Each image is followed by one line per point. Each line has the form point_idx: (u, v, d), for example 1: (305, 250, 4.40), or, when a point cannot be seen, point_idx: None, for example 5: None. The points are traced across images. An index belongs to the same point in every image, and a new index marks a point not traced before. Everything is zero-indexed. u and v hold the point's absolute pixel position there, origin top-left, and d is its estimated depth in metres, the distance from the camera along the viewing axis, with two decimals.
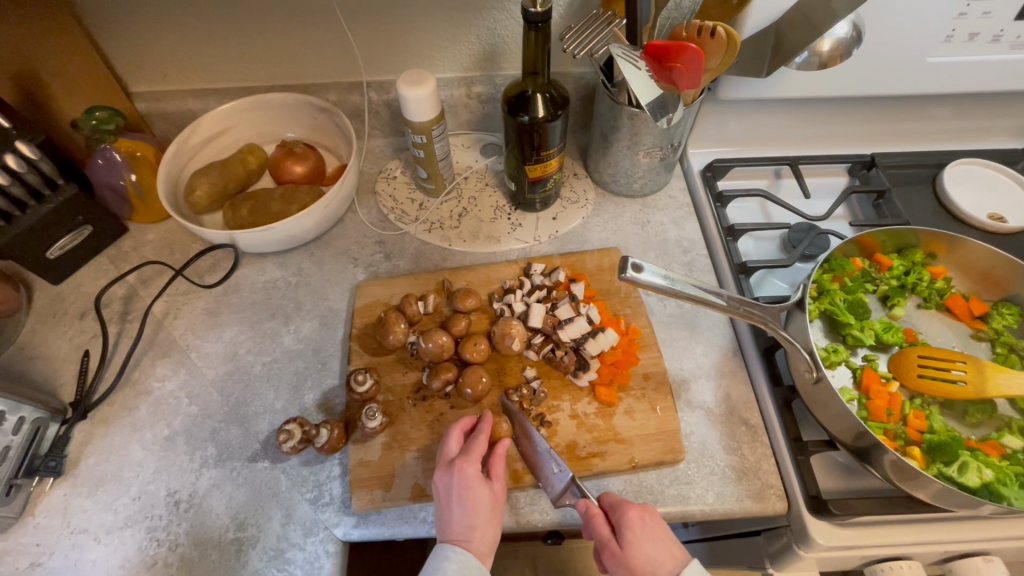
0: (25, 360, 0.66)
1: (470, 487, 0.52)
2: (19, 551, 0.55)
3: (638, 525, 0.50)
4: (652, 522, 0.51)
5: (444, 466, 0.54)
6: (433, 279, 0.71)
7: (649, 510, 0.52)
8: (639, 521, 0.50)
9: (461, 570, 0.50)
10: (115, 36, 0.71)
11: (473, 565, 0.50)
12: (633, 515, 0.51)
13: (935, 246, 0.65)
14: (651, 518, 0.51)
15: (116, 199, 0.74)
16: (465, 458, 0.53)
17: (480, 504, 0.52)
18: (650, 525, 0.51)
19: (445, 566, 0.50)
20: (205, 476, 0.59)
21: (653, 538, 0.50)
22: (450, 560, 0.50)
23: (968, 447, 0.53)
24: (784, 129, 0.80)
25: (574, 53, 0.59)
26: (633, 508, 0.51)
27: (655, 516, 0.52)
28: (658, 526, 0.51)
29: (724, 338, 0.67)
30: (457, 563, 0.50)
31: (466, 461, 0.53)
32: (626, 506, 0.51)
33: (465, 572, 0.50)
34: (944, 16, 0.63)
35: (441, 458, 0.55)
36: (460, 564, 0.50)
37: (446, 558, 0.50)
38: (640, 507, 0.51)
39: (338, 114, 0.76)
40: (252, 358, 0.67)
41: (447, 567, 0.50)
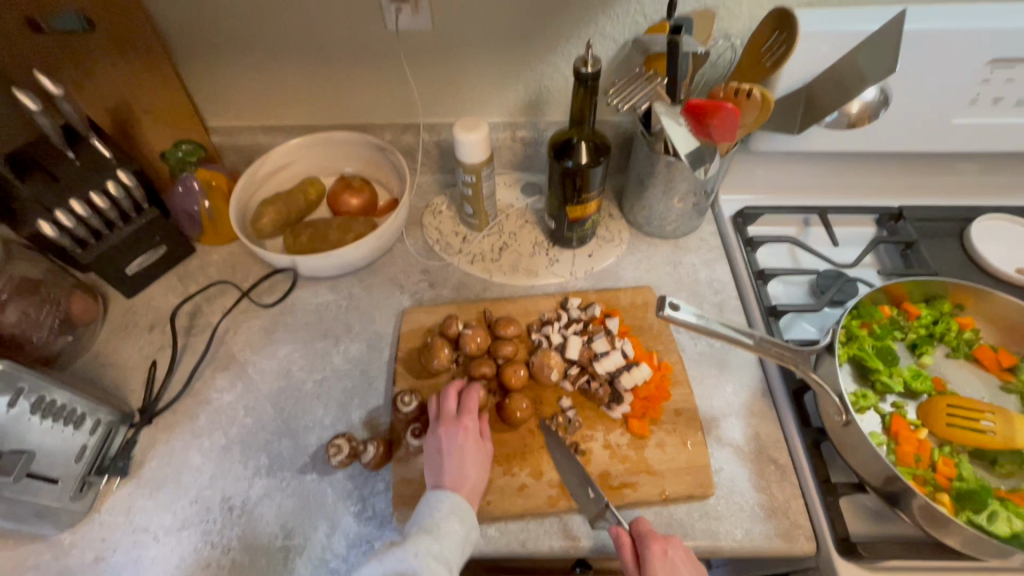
0: (99, 366, 0.72)
1: (467, 438, 0.59)
2: (87, 545, 0.59)
3: (660, 559, 0.52)
4: (675, 556, 0.53)
5: (445, 422, 0.61)
6: (475, 308, 0.75)
7: (673, 545, 0.53)
8: (660, 554, 0.52)
9: (454, 508, 0.54)
10: (201, 78, 0.80)
11: (464, 506, 0.55)
12: (655, 547, 0.52)
13: (963, 298, 0.67)
14: (674, 552, 0.53)
15: (189, 222, 0.80)
16: (465, 415, 0.61)
17: (473, 452, 0.59)
18: (673, 559, 0.52)
19: (439, 505, 0.55)
20: (257, 484, 0.63)
21: (674, 573, 0.51)
22: (444, 500, 0.55)
23: (998, 497, 0.54)
24: (812, 180, 0.84)
25: (619, 105, 0.64)
26: (657, 542, 0.53)
27: (680, 550, 0.53)
28: (680, 559, 0.53)
29: (753, 378, 0.69)
30: (451, 503, 0.55)
31: (467, 416, 0.61)
32: (651, 539, 0.53)
33: (458, 509, 0.55)
34: (968, 80, 0.66)
35: (443, 415, 0.62)
36: (453, 503, 0.55)
37: (439, 498, 0.55)
38: (664, 541, 0.53)
39: (394, 153, 0.82)
40: (304, 375, 0.71)
41: (442, 505, 0.55)
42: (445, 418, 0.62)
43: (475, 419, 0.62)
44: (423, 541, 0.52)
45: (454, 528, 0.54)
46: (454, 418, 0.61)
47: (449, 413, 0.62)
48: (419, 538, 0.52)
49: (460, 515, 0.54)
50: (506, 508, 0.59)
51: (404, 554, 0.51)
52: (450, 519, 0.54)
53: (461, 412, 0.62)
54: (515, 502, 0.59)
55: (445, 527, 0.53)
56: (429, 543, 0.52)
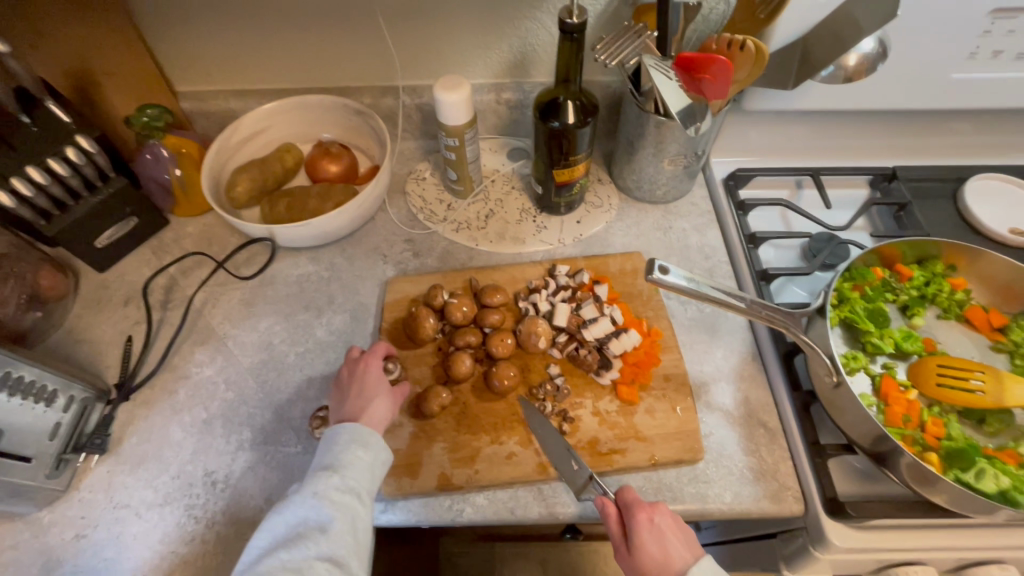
0: (72, 343, 0.69)
1: (366, 369, 0.60)
2: (66, 522, 0.58)
3: (646, 527, 0.51)
4: (662, 523, 0.51)
5: (348, 360, 0.62)
6: (461, 277, 0.73)
7: (660, 512, 0.52)
8: (646, 522, 0.51)
9: (353, 437, 0.54)
10: (165, 37, 0.75)
11: (364, 432, 0.55)
12: (641, 517, 0.52)
13: (956, 258, 0.66)
14: (662, 519, 0.52)
15: (160, 192, 0.77)
16: (373, 353, 0.62)
17: (377, 382, 0.59)
18: (660, 527, 0.51)
19: (338, 438, 0.54)
20: (240, 458, 0.61)
21: (661, 540, 0.51)
22: (341, 431, 0.55)
23: (986, 455, 0.54)
24: (806, 140, 0.82)
25: (607, 63, 0.61)
26: (643, 510, 0.52)
27: (668, 517, 0.52)
28: (668, 526, 0.51)
29: (744, 342, 0.68)
30: (348, 432, 0.54)
31: (372, 355, 0.61)
32: (637, 509, 0.52)
33: (357, 436, 0.54)
34: (969, 32, 0.64)
35: (347, 358, 0.62)
36: (356, 433, 0.54)
37: (337, 431, 0.55)
38: (650, 508, 0.52)
39: (373, 117, 0.79)
40: (286, 347, 0.69)
41: (340, 437, 0.54)
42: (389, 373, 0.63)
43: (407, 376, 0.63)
44: (325, 476, 0.51)
45: (356, 453, 0.53)
46: (355, 359, 0.62)
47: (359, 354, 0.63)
48: (320, 474, 0.52)
49: (363, 441, 0.54)
50: (494, 476, 0.58)
51: (302, 498, 0.50)
52: (350, 448, 0.53)
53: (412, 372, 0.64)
54: (503, 470, 0.58)
55: (346, 453, 0.53)
56: (329, 479, 0.51)
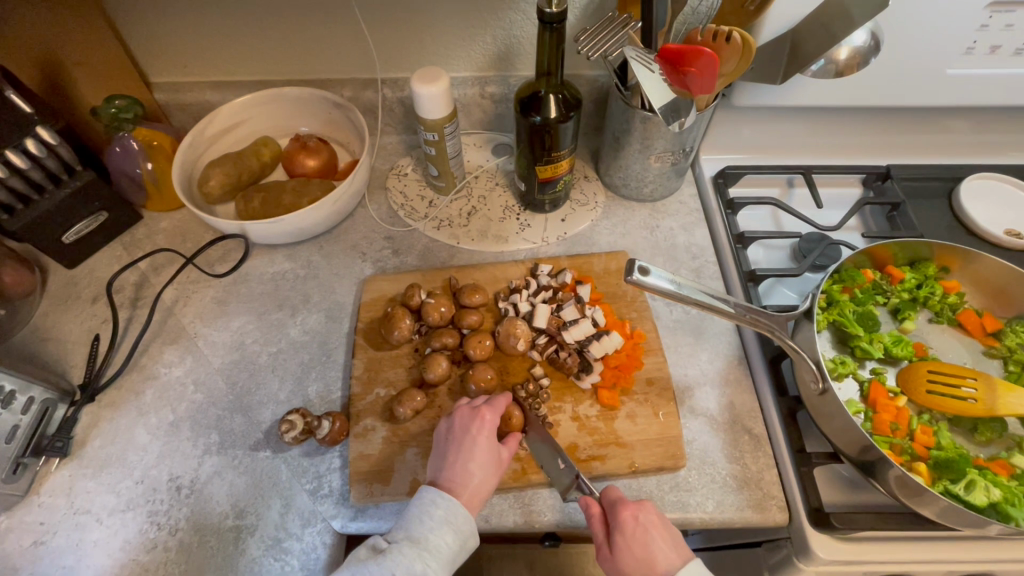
0: (38, 341, 0.67)
1: (479, 432, 0.54)
2: (24, 529, 0.56)
3: (631, 527, 0.49)
4: (647, 521, 0.50)
5: (462, 410, 0.57)
6: (440, 276, 0.71)
7: (646, 510, 0.50)
8: (631, 520, 0.49)
9: (447, 517, 0.50)
10: (135, 25, 0.72)
11: (460, 514, 0.51)
12: (626, 517, 0.50)
13: (949, 260, 0.64)
14: (647, 517, 0.50)
15: (131, 186, 0.75)
16: (487, 407, 0.57)
17: (490, 449, 0.54)
18: (646, 525, 0.49)
19: (432, 510, 0.50)
20: (207, 463, 0.59)
21: (647, 539, 0.49)
22: (438, 504, 0.51)
23: (976, 466, 0.52)
24: (797, 138, 0.80)
25: (589, 54, 0.58)
26: (628, 508, 0.50)
27: (653, 515, 0.50)
28: (654, 525, 0.50)
29: (730, 346, 0.66)
30: (445, 509, 0.50)
31: (487, 409, 0.56)
32: (621, 507, 0.50)
33: (452, 518, 0.50)
34: (965, 26, 0.62)
35: (464, 404, 0.57)
36: (447, 510, 0.50)
37: (434, 501, 0.51)
38: (635, 506, 0.50)
39: (352, 110, 0.76)
40: (258, 347, 0.67)
41: (435, 511, 0.50)
42: (463, 411, 0.56)
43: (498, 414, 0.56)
44: (409, 553, 0.48)
45: (445, 539, 0.49)
46: (474, 408, 0.57)
47: (473, 404, 0.57)
48: (404, 548, 0.49)
49: (454, 525, 0.50)
50: None
51: (380, 570, 0.47)
52: (442, 530, 0.50)
53: (482, 403, 0.57)
54: None
55: (436, 535, 0.49)
56: (411, 556, 0.48)
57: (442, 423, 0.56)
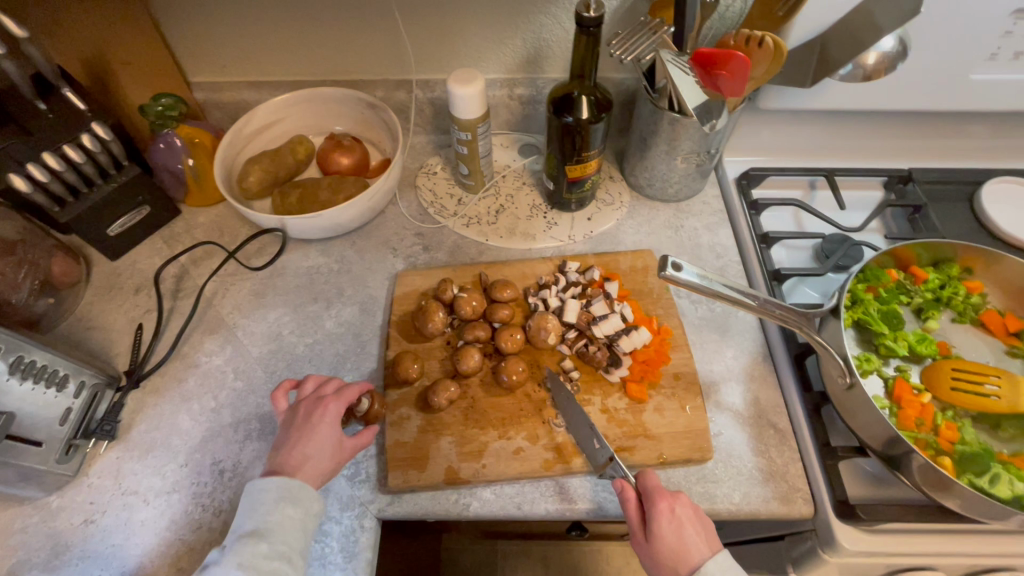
0: (84, 330, 0.70)
1: (321, 420, 0.55)
2: (75, 507, 0.58)
3: (666, 517, 0.51)
4: (682, 514, 0.51)
5: (307, 399, 0.57)
6: (471, 272, 0.73)
7: (682, 502, 0.52)
8: (667, 512, 0.51)
9: (281, 496, 0.50)
10: (180, 27, 0.75)
11: (294, 487, 0.51)
12: (661, 507, 0.51)
13: (972, 261, 0.65)
14: (682, 510, 0.51)
15: (173, 182, 0.77)
16: (334, 397, 0.57)
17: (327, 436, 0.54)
18: (680, 517, 0.51)
19: (262, 496, 0.51)
20: (248, 448, 0.61)
21: (680, 530, 0.50)
22: (268, 488, 0.51)
23: (1000, 461, 0.53)
24: (820, 141, 0.81)
25: (622, 58, 0.61)
26: (664, 500, 0.51)
27: (688, 509, 0.52)
28: (688, 517, 0.51)
29: (755, 343, 0.68)
30: (277, 490, 0.51)
31: (334, 399, 0.56)
32: (658, 497, 0.52)
33: (287, 494, 0.51)
34: (990, 32, 0.63)
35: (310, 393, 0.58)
36: (281, 489, 0.51)
37: (263, 488, 0.51)
38: (672, 499, 0.52)
39: (386, 110, 0.78)
40: (295, 338, 0.70)
41: (264, 497, 0.50)
42: (309, 400, 0.57)
43: (344, 404, 0.57)
44: (249, 545, 0.48)
45: (285, 514, 0.50)
46: (320, 398, 0.57)
47: (319, 394, 0.58)
48: (245, 541, 0.49)
49: (290, 498, 0.51)
50: (501, 471, 0.58)
51: (223, 569, 0.47)
52: (278, 508, 0.50)
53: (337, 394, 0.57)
54: (511, 465, 0.58)
55: (273, 515, 0.50)
56: (254, 545, 0.48)
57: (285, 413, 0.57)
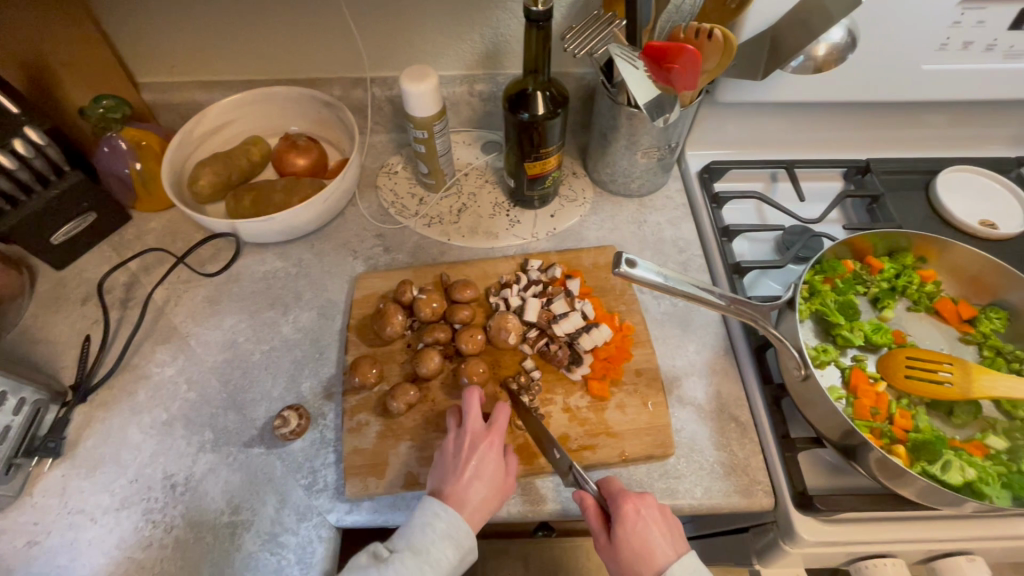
0: (27, 343, 0.67)
1: (489, 454, 0.54)
2: (17, 529, 0.55)
3: (630, 520, 0.50)
4: (648, 516, 0.51)
5: (473, 428, 0.55)
6: (432, 273, 0.72)
7: (647, 503, 0.51)
8: (632, 514, 0.50)
9: (449, 531, 0.51)
10: (121, 25, 0.72)
11: (461, 530, 0.51)
12: (626, 509, 0.50)
13: (925, 250, 0.66)
14: (648, 511, 0.51)
15: (120, 187, 0.75)
16: (496, 429, 0.55)
17: (488, 473, 0.53)
18: (646, 519, 0.50)
19: (435, 523, 0.51)
20: (201, 460, 0.59)
21: (645, 532, 0.50)
22: (441, 518, 0.51)
23: (952, 447, 0.54)
24: (780, 133, 0.82)
25: (575, 53, 0.60)
26: (629, 502, 0.51)
27: (654, 510, 0.51)
28: (653, 519, 0.51)
29: (717, 336, 0.68)
30: (446, 524, 0.51)
31: (497, 432, 0.55)
32: (622, 500, 0.51)
33: (452, 532, 0.51)
34: (939, 22, 0.63)
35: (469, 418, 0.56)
36: (450, 527, 0.51)
37: (437, 516, 0.51)
38: (637, 500, 0.51)
39: (342, 109, 0.77)
40: (251, 346, 0.68)
41: (437, 526, 0.51)
42: (475, 429, 0.55)
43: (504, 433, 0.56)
44: (410, 563, 0.49)
45: (446, 553, 0.50)
46: (484, 428, 0.55)
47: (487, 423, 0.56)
48: (406, 558, 0.50)
49: (455, 539, 0.51)
50: None
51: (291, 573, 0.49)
52: (441, 542, 0.50)
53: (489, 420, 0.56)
54: None
55: (436, 549, 0.50)
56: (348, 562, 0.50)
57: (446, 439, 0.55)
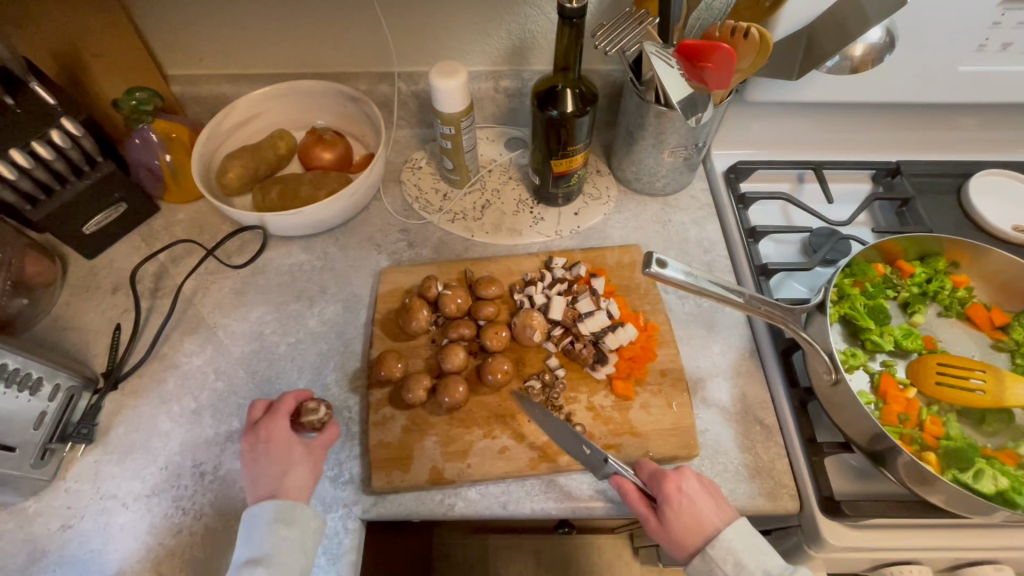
0: (60, 330, 0.68)
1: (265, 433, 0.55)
2: (52, 512, 0.57)
3: (674, 497, 0.51)
4: (690, 490, 0.51)
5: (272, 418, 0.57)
6: (456, 269, 0.72)
7: (687, 478, 0.52)
8: (675, 491, 0.51)
9: (279, 516, 0.51)
10: (154, 18, 0.73)
11: (293, 509, 0.52)
12: (669, 488, 0.51)
13: (959, 255, 0.65)
14: (689, 486, 0.51)
15: (150, 178, 0.76)
16: (275, 414, 0.57)
17: (288, 451, 0.54)
18: (689, 494, 0.51)
19: (257, 522, 0.51)
20: (229, 450, 0.60)
21: (691, 506, 0.50)
22: (263, 513, 0.52)
23: (985, 455, 0.53)
24: (808, 133, 0.80)
25: (607, 50, 0.59)
26: (670, 480, 0.52)
27: (695, 483, 0.52)
28: (697, 491, 0.51)
29: (742, 338, 0.67)
30: (272, 510, 0.52)
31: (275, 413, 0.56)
32: (664, 480, 0.52)
33: (282, 514, 0.52)
34: (979, 23, 0.62)
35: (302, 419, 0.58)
36: (275, 509, 0.52)
37: (256, 515, 0.52)
38: (677, 477, 0.52)
39: (368, 104, 0.77)
40: (277, 338, 0.68)
41: (258, 522, 0.51)
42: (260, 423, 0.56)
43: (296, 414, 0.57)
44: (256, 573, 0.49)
45: (282, 535, 0.51)
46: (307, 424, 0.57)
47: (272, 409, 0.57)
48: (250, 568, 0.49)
49: (288, 519, 0.52)
50: (486, 471, 0.57)
51: None
52: (271, 531, 0.51)
53: (271, 410, 0.57)
54: (496, 465, 0.58)
55: (267, 539, 0.50)
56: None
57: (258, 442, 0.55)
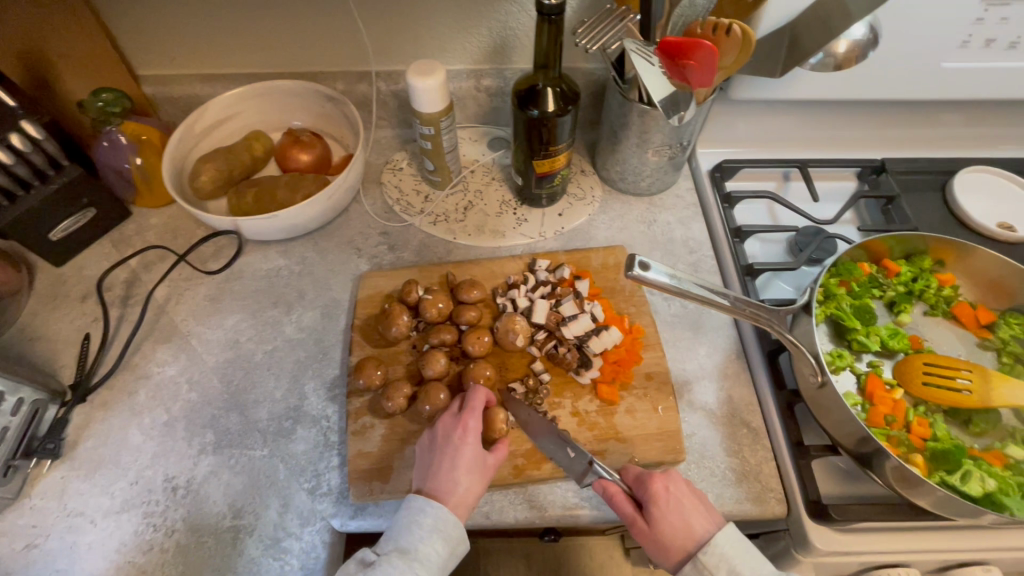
0: (26, 341, 0.66)
1: (466, 438, 0.54)
2: (16, 532, 0.54)
3: (662, 497, 0.50)
4: (678, 490, 0.51)
5: (446, 417, 0.56)
6: (437, 272, 0.70)
7: (674, 479, 0.51)
8: (663, 491, 0.50)
9: (436, 525, 0.50)
10: (122, 17, 0.70)
11: (449, 521, 0.50)
12: (656, 487, 0.51)
13: (944, 253, 0.64)
14: (677, 487, 0.51)
15: (120, 182, 0.73)
16: (468, 414, 0.55)
17: (464, 456, 0.53)
18: (677, 494, 0.50)
19: (421, 519, 0.50)
20: (203, 462, 0.58)
21: (680, 507, 0.50)
22: (426, 513, 0.50)
23: (972, 456, 0.53)
24: (794, 132, 0.80)
25: (587, 46, 0.57)
26: (657, 480, 0.51)
27: (682, 484, 0.51)
28: (684, 492, 0.51)
29: (728, 340, 0.66)
30: (433, 518, 0.50)
31: (470, 415, 0.55)
32: (650, 481, 0.51)
33: (441, 526, 0.50)
34: (962, 20, 0.62)
35: (446, 412, 0.57)
36: (436, 518, 0.50)
37: (421, 509, 0.50)
38: (664, 477, 0.51)
39: (346, 104, 0.75)
40: (253, 346, 0.66)
41: (424, 521, 0.50)
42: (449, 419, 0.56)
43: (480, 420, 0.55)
44: (397, 564, 0.48)
45: (435, 548, 0.49)
46: (457, 416, 0.56)
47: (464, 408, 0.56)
48: (394, 559, 0.48)
49: (443, 533, 0.50)
50: None
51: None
52: (430, 538, 0.49)
53: (464, 408, 0.56)
54: None
55: (425, 545, 0.49)
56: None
57: (426, 434, 0.56)
